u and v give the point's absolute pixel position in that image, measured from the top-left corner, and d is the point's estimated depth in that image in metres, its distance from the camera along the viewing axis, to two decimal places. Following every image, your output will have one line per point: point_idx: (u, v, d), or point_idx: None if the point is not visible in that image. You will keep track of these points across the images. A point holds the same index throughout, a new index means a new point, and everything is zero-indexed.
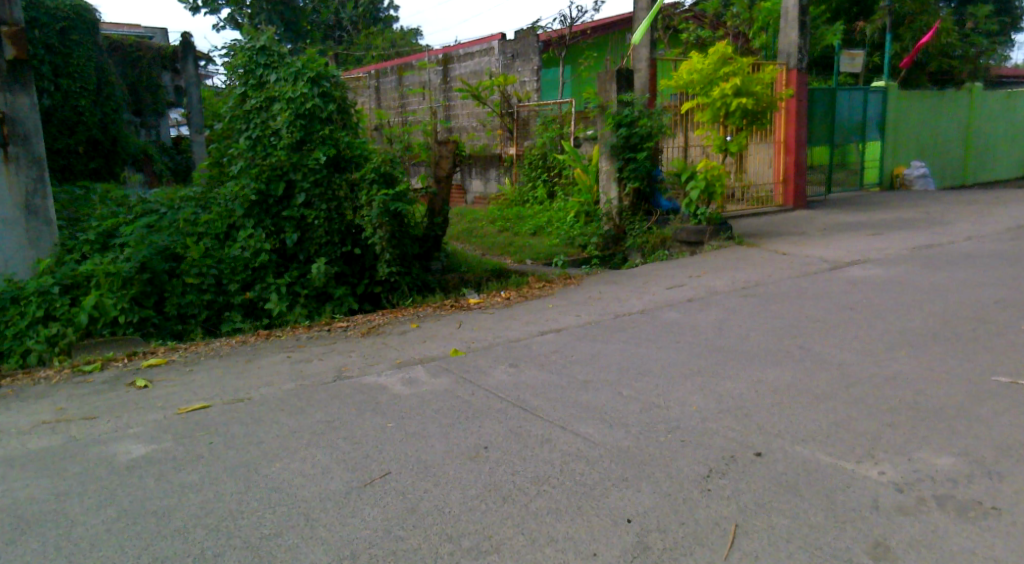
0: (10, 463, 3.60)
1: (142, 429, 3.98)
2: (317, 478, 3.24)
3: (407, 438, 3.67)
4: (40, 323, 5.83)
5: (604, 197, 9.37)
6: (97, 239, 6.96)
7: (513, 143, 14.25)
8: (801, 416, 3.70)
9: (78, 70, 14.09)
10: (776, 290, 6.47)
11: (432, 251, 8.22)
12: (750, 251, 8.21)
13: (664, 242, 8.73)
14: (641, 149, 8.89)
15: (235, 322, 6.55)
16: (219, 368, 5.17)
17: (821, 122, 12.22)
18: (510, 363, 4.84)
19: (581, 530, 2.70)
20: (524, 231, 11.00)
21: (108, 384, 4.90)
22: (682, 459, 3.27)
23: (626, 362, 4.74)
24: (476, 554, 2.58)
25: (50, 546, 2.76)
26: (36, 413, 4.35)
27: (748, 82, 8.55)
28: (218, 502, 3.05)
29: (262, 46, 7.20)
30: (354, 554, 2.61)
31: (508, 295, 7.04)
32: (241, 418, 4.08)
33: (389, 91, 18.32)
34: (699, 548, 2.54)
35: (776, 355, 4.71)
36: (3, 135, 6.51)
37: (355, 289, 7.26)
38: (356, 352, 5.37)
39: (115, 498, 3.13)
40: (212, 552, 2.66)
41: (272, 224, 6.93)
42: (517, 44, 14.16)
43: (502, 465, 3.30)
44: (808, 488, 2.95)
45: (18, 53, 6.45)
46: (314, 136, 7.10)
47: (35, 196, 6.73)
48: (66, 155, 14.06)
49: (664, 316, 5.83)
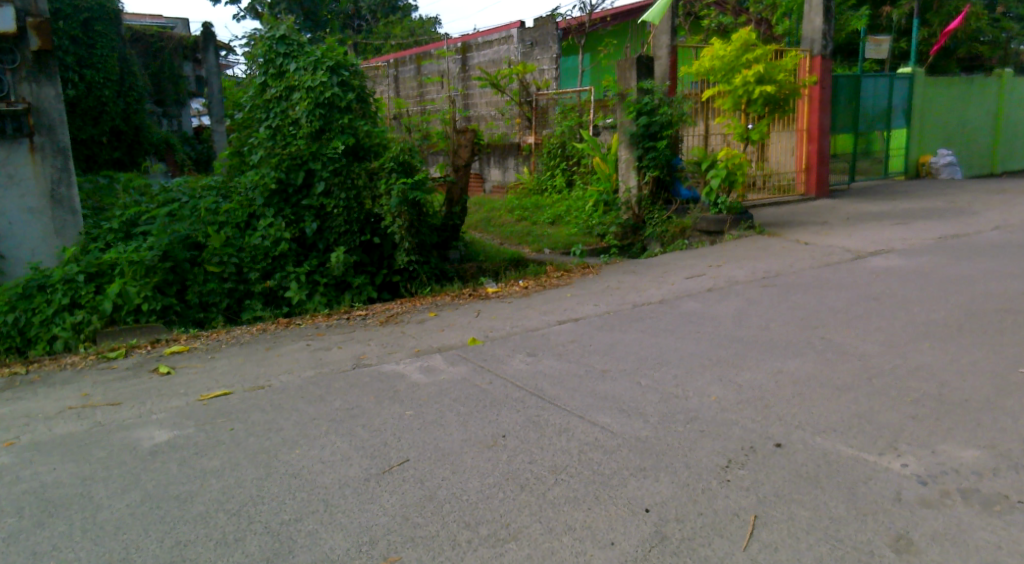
0: (39, 448, 3.67)
1: (166, 415, 4.05)
2: (336, 465, 3.27)
3: (425, 426, 3.69)
4: (65, 311, 5.92)
5: (623, 185, 9.29)
6: (121, 227, 6.98)
7: (531, 131, 14.15)
8: (822, 408, 3.66)
9: (101, 61, 14.21)
10: (797, 279, 6.40)
11: (450, 240, 8.26)
12: (771, 241, 8.11)
13: (683, 232, 8.67)
14: (661, 137, 8.87)
15: (255, 310, 6.62)
16: (240, 356, 5.22)
17: (845, 110, 12.03)
18: (528, 353, 4.84)
19: (599, 520, 2.69)
20: (542, 221, 11.01)
21: (132, 370, 4.97)
22: (701, 449, 3.26)
23: (645, 352, 4.71)
24: (494, 542, 2.59)
25: (76, 528, 2.82)
26: (62, 399, 4.43)
27: (771, 70, 8.44)
28: (240, 488, 3.09)
29: (282, 35, 7.19)
30: (372, 540, 2.63)
31: (526, 283, 7.05)
32: (261, 405, 4.12)
33: (408, 80, 18.37)
34: (718, 539, 2.53)
35: (798, 346, 4.66)
36: (28, 125, 6.65)
37: (374, 278, 7.28)
38: (375, 341, 5.39)
39: (140, 483, 3.18)
40: (234, 536, 2.70)
41: (292, 213, 6.99)
42: (536, 32, 14.10)
43: (520, 453, 3.31)
44: (829, 480, 2.92)
45: (43, 44, 6.59)
46: (334, 125, 7.10)
47: (60, 186, 6.86)
48: (90, 145, 14.33)
49: (683, 307, 5.79)
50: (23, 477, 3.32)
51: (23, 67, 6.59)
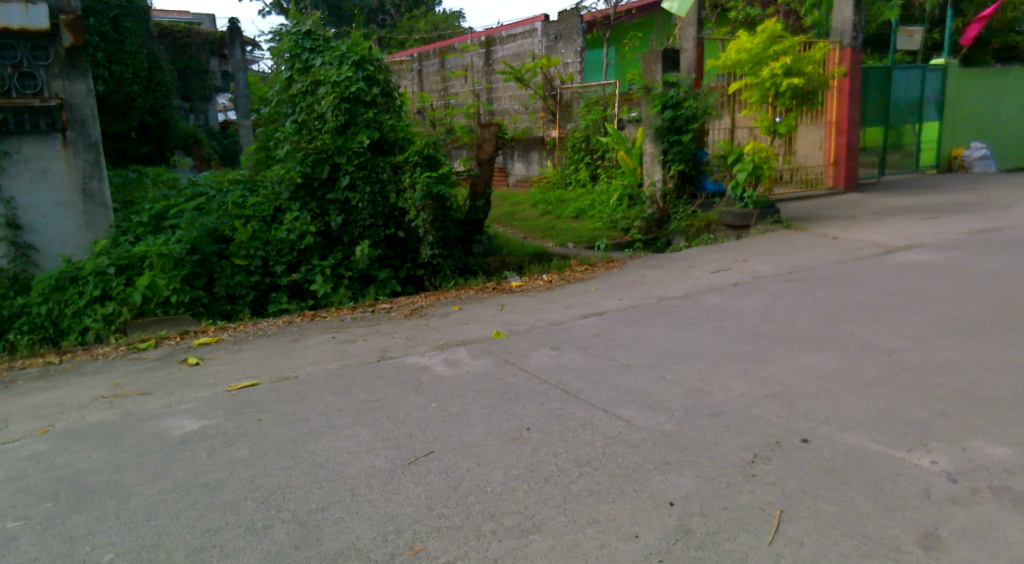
0: (73, 435, 3.77)
1: (195, 404, 4.13)
2: (362, 456, 3.31)
3: (448, 418, 3.72)
4: (96, 302, 6.07)
5: (648, 179, 9.25)
6: (150, 221, 7.10)
7: (555, 125, 14.13)
8: (849, 403, 3.62)
9: (130, 57, 14.40)
10: (824, 274, 6.33)
11: (473, 234, 8.29)
12: (798, 235, 8.02)
13: (708, 226, 8.63)
14: (686, 131, 8.81)
15: (281, 303, 6.70)
16: (267, 348, 5.28)
17: (874, 102, 11.86)
18: (552, 346, 4.84)
19: (622, 513, 2.70)
20: (565, 215, 11.01)
21: (161, 361, 5.07)
22: (726, 443, 3.24)
23: (668, 346, 4.70)
24: (518, 533, 2.61)
25: (110, 513, 2.89)
26: (94, 388, 4.54)
27: (799, 61, 8.32)
28: (268, 477, 3.15)
29: (308, 30, 7.30)
30: (398, 529, 2.66)
31: (550, 277, 7.06)
32: (288, 396, 4.19)
33: (432, 74, 18.43)
34: (742, 533, 2.52)
35: (825, 341, 4.61)
36: (61, 121, 6.79)
37: (398, 272, 7.34)
38: (399, 334, 5.43)
39: (171, 470, 3.25)
40: (261, 524, 2.75)
41: (317, 207, 7.07)
42: (560, 25, 14.04)
43: (544, 445, 3.32)
44: (855, 476, 2.89)
45: (75, 41, 6.72)
46: (358, 119, 7.13)
47: (91, 180, 7.02)
48: (119, 139, 14.53)
49: (707, 301, 5.76)
50: (58, 463, 3.41)
51: (56, 64, 6.74)
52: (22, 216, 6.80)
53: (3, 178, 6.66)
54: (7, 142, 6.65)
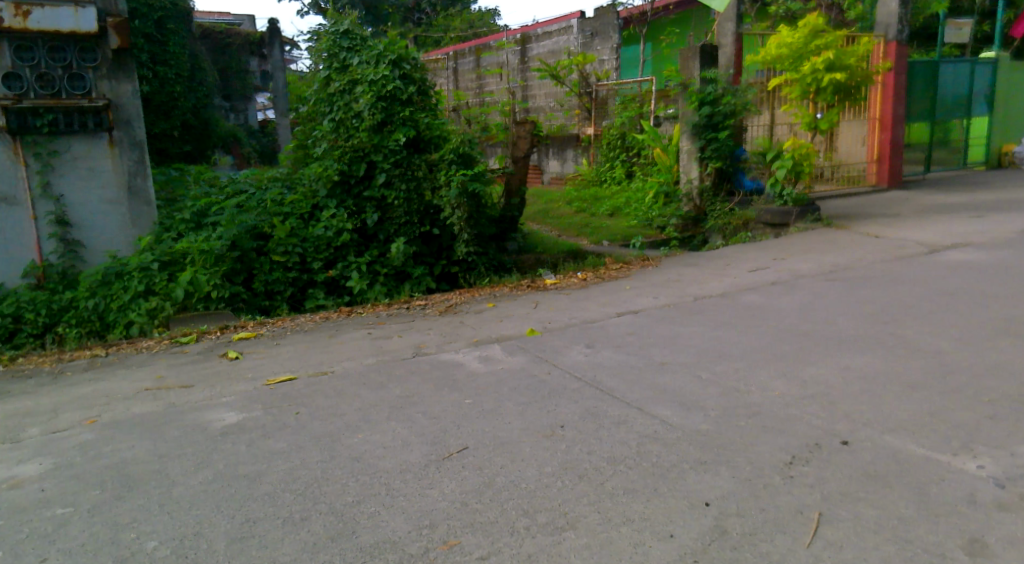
0: (119, 425, 3.88)
1: (235, 397, 4.21)
2: (397, 451, 3.35)
3: (482, 414, 3.73)
4: (141, 297, 6.25)
5: (685, 177, 9.18)
6: (192, 218, 7.26)
7: (591, 122, 14.07)
8: (891, 406, 3.54)
9: (173, 57, 14.71)
10: (866, 273, 6.19)
11: (508, 231, 8.29)
12: (838, 234, 7.85)
13: (746, 224, 8.50)
14: (724, 128, 8.67)
15: (318, 299, 6.81)
16: (304, 343, 5.36)
17: (921, 97, 11.56)
18: (587, 344, 4.82)
19: (657, 512, 2.68)
20: (600, 213, 10.97)
21: (202, 354, 5.19)
22: (764, 444, 3.20)
23: (704, 345, 4.65)
24: (552, 530, 2.61)
25: (154, 502, 2.97)
26: (139, 380, 4.67)
27: (842, 55, 8.13)
28: (305, 469, 3.20)
29: (346, 29, 7.40)
30: (433, 524, 2.69)
31: (584, 275, 7.04)
32: (325, 390, 4.25)
33: (467, 72, 18.49)
34: (780, 535, 2.49)
35: (867, 342, 4.51)
36: (108, 120, 6.99)
37: (433, 269, 7.40)
38: (433, 330, 5.47)
39: (212, 461, 3.33)
40: (299, 516, 2.79)
41: (354, 204, 7.16)
42: (596, 22, 13.97)
43: (578, 443, 3.31)
44: (898, 479, 2.83)
45: (121, 42, 6.91)
46: (395, 118, 7.19)
47: (137, 178, 7.21)
48: (163, 139, 14.93)
49: (744, 300, 5.67)
50: (105, 452, 3.51)
51: (104, 65, 6.94)
52: (71, 213, 7.00)
53: (54, 176, 6.88)
54: (57, 142, 6.86)
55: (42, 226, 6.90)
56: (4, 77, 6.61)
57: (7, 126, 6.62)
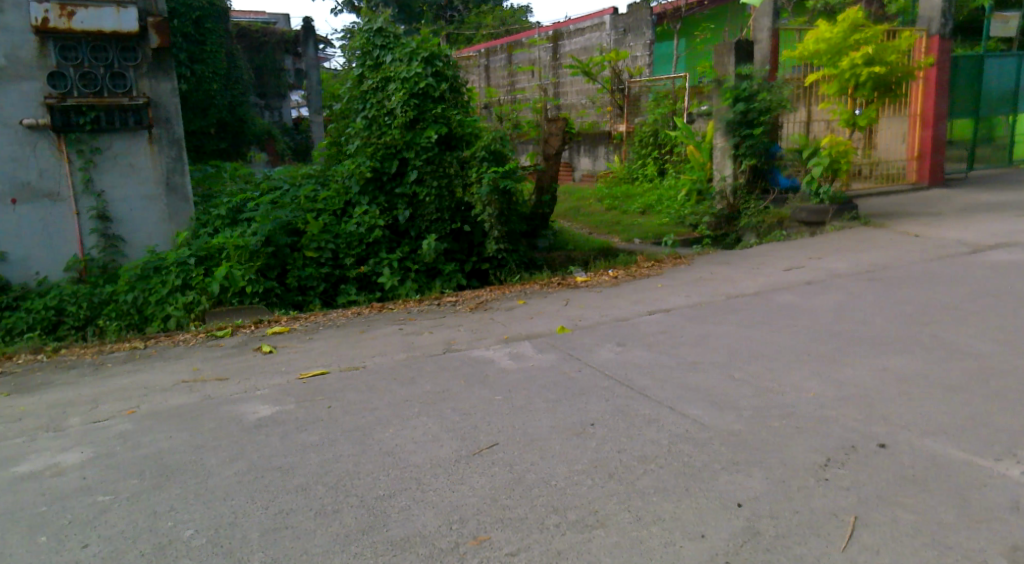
0: (157, 416, 3.97)
1: (269, 390, 4.28)
2: (428, 446, 3.37)
3: (513, 411, 3.74)
4: (178, 291, 6.39)
5: (718, 174, 9.09)
6: (228, 214, 7.38)
7: (623, 119, 14.01)
8: (931, 409, 3.46)
9: (211, 56, 14.99)
10: (906, 273, 6.05)
11: (539, 228, 8.31)
12: (876, 233, 7.69)
13: (781, 222, 8.37)
14: (759, 124, 8.53)
15: (350, 295, 6.87)
16: (336, 338, 5.43)
17: (964, 93, 11.26)
18: (618, 342, 4.80)
19: (688, 512, 2.66)
20: (632, 210, 10.91)
21: (237, 348, 5.29)
22: (798, 445, 3.15)
23: (737, 345, 4.59)
24: (582, 527, 2.60)
25: (190, 491, 3.03)
26: (176, 372, 4.78)
27: (882, 50, 7.97)
28: (337, 462, 3.24)
29: (379, 27, 7.44)
30: (462, 519, 2.70)
31: (616, 273, 6.99)
32: (356, 385, 4.29)
33: (499, 69, 18.51)
34: (814, 538, 2.45)
35: (906, 343, 4.41)
36: (147, 118, 7.14)
37: (463, 266, 7.44)
38: (464, 327, 5.49)
39: (247, 453, 3.39)
40: (331, 508, 2.83)
41: (386, 201, 7.21)
42: (629, 18, 13.87)
43: (609, 441, 3.30)
44: (937, 484, 2.77)
45: (161, 41, 7.05)
46: (427, 115, 7.22)
47: (175, 174, 7.37)
48: (199, 136, 15.28)
49: (778, 299, 5.59)
50: (144, 442, 3.60)
51: (144, 64, 7.09)
52: (111, 209, 7.17)
53: (96, 172, 7.05)
54: (99, 139, 7.04)
55: (84, 221, 7.10)
56: (49, 76, 6.79)
57: (52, 124, 6.80)
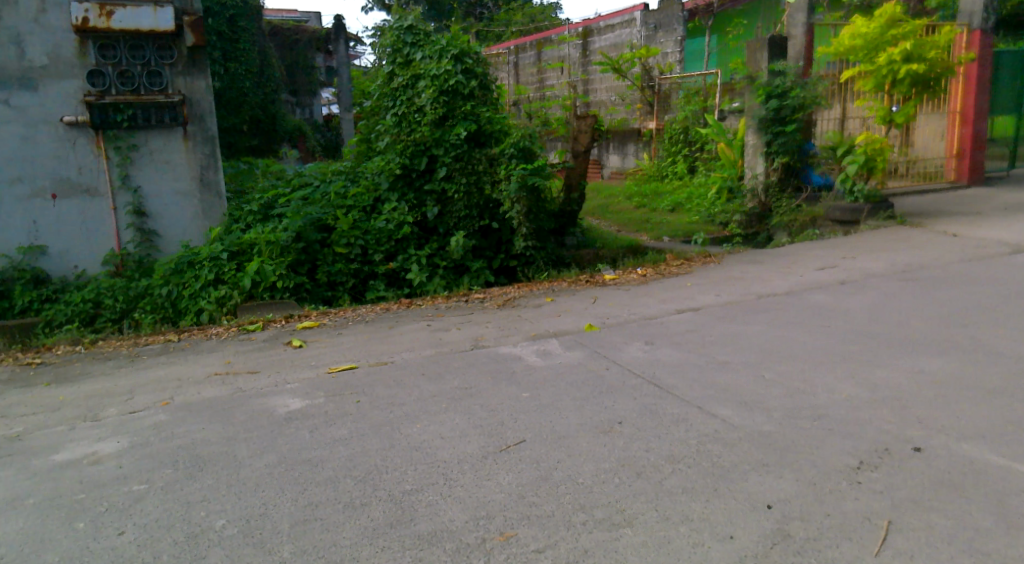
0: (191, 407, 4.05)
1: (299, 384, 4.34)
2: (455, 442, 3.38)
3: (540, 408, 3.74)
4: (211, 285, 6.48)
5: (750, 172, 9.00)
6: (260, 210, 7.50)
7: (653, 116, 13.90)
8: (969, 413, 3.38)
9: (244, 54, 15.20)
10: (943, 274, 5.92)
11: (567, 226, 8.27)
12: (913, 232, 7.53)
13: (813, 221, 8.24)
14: (792, 121, 8.40)
15: (379, 290, 6.92)
16: (365, 333, 5.48)
17: (1006, 89, 10.96)
18: (646, 341, 4.77)
19: (717, 512, 2.64)
20: (661, 208, 10.83)
21: (268, 342, 5.37)
22: (830, 447, 3.10)
23: (768, 345, 4.54)
24: (609, 526, 2.60)
25: (222, 482, 3.09)
26: (209, 365, 4.87)
27: (921, 46, 7.81)
28: (365, 456, 3.27)
29: (410, 25, 7.50)
30: (490, 515, 2.71)
31: (644, 271, 6.96)
32: (385, 380, 4.33)
33: (528, 66, 18.49)
34: (846, 542, 2.41)
35: (943, 345, 4.31)
36: (182, 115, 7.27)
37: (491, 263, 7.44)
38: (492, 324, 5.50)
39: (277, 445, 3.44)
40: (359, 501, 2.86)
41: (415, 197, 7.27)
42: (660, 14, 13.75)
43: (636, 440, 3.28)
44: (974, 489, 2.71)
45: (197, 40, 7.16)
46: (456, 112, 7.25)
47: (208, 171, 7.49)
48: (232, 133, 15.47)
49: (810, 299, 5.51)
50: (177, 433, 3.67)
51: (180, 62, 7.22)
52: (147, 204, 7.32)
53: (133, 168, 7.21)
54: (136, 136, 7.18)
55: (121, 216, 7.26)
56: (89, 74, 6.95)
57: (91, 121, 6.96)
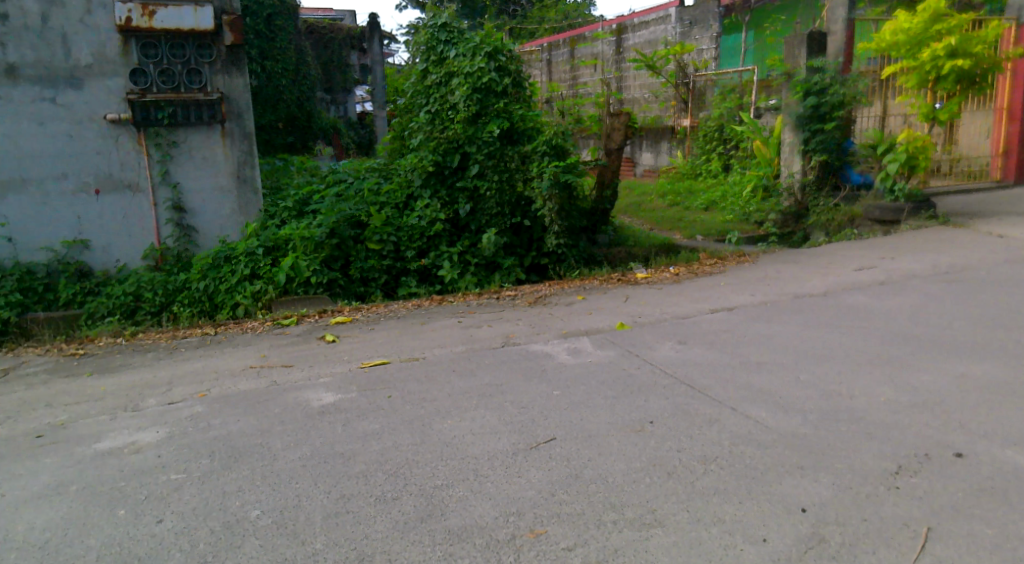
0: (227, 399, 4.13)
1: (332, 378, 4.39)
2: (486, 438, 3.39)
3: (571, 406, 3.73)
4: (247, 280, 6.59)
5: (786, 170, 8.87)
6: (295, 206, 7.61)
7: (688, 114, 13.73)
8: (1014, 419, 3.28)
9: (280, 52, 15.41)
10: (988, 276, 5.76)
11: (599, 224, 8.24)
12: (956, 232, 7.34)
13: (852, 220, 8.05)
14: (831, 119, 8.26)
15: (411, 286, 6.95)
16: (397, 329, 5.53)
17: None
18: (678, 340, 4.73)
19: (750, 514, 2.60)
20: (695, 207, 10.74)
21: (302, 336, 5.45)
22: (867, 452, 3.04)
23: (804, 346, 4.46)
24: (640, 525, 2.58)
25: (257, 473, 3.14)
26: (244, 358, 4.96)
27: (967, 41, 7.59)
28: (397, 451, 3.30)
29: (444, 23, 7.51)
30: (520, 511, 2.72)
31: (677, 270, 6.88)
32: (416, 375, 4.36)
33: (562, 63, 18.44)
34: (884, 548, 2.37)
35: (987, 349, 4.20)
36: (220, 113, 7.41)
37: (523, 260, 7.45)
38: (523, 321, 5.51)
39: (311, 438, 3.49)
40: (391, 495, 2.89)
41: (447, 195, 7.30)
42: (696, 10, 13.59)
43: (668, 440, 3.26)
44: (1019, 497, 2.63)
45: (235, 38, 7.30)
46: (489, 109, 7.26)
47: (245, 167, 7.62)
48: (269, 130, 15.64)
49: (848, 300, 5.40)
50: (214, 424, 3.74)
51: (218, 60, 7.36)
52: (186, 200, 7.47)
53: (172, 165, 7.36)
54: (176, 133, 7.33)
55: (161, 211, 7.42)
56: (131, 73, 7.11)
57: (133, 119, 7.13)
